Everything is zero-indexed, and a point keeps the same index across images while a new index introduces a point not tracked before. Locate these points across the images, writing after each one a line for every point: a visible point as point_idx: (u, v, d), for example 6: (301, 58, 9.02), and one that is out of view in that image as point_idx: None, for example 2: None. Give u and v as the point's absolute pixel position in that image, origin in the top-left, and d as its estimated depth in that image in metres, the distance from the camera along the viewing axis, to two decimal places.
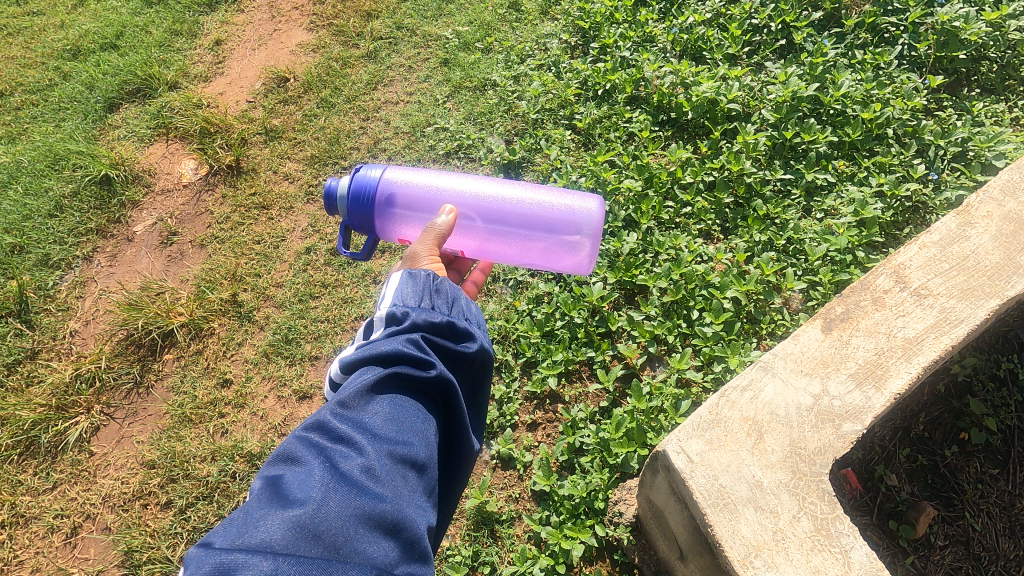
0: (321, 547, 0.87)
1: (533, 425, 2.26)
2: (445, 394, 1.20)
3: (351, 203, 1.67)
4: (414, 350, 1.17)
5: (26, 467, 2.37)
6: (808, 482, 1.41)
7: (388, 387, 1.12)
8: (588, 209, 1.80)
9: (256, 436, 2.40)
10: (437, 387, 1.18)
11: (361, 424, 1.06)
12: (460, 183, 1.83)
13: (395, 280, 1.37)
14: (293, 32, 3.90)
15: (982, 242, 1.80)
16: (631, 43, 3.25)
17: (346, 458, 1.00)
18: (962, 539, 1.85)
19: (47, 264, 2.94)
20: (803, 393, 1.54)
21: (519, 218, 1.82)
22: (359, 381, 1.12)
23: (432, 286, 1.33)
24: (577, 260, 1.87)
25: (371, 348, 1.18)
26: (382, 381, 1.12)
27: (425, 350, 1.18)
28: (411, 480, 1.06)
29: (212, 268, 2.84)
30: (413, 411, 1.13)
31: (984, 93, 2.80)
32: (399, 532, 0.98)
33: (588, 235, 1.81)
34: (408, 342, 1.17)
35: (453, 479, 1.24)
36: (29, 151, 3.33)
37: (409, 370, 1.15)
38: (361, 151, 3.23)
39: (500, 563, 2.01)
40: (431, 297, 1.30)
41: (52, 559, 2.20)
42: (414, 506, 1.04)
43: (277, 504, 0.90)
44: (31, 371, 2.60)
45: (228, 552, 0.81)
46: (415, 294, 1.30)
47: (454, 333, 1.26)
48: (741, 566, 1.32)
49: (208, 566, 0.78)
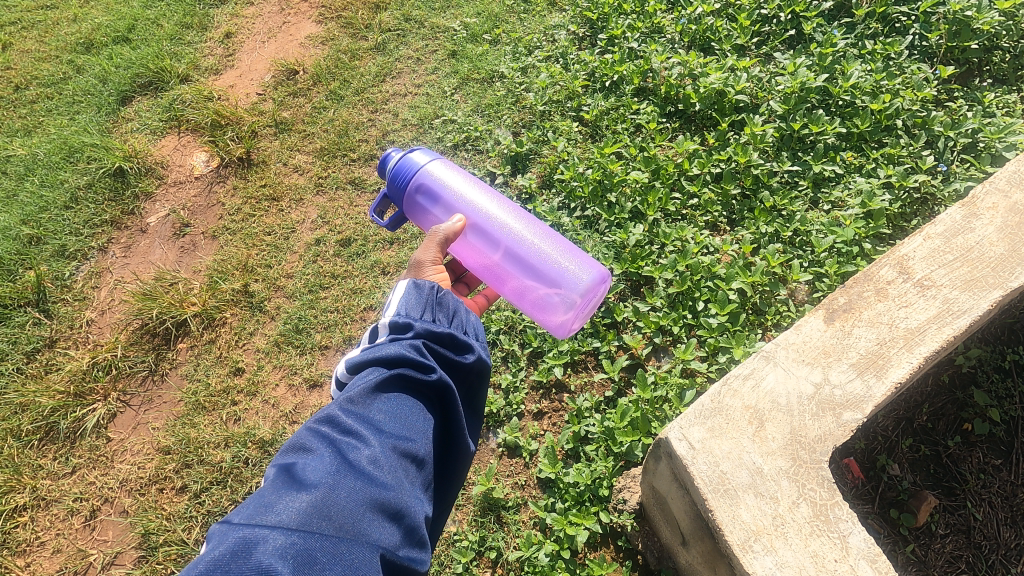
0: (333, 528, 0.92)
1: (539, 414, 2.29)
2: (444, 398, 1.24)
3: (391, 175, 1.76)
4: (416, 353, 1.20)
5: (46, 452, 2.43)
6: (809, 469, 1.43)
7: (392, 386, 1.16)
8: (583, 278, 1.72)
9: (268, 424, 2.45)
10: (436, 390, 1.22)
11: (366, 419, 1.10)
12: (490, 203, 1.84)
13: (401, 288, 1.40)
14: (302, 24, 3.92)
15: (986, 233, 1.80)
16: (640, 34, 3.26)
17: (353, 449, 1.04)
18: (963, 528, 1.86)
19: (63, 255, 3.00)
20: (804, 381, 1.56)
21: (517, 256, 1.79)
22: (365, 380, 1.15)
23: (435, 297, 1.37)
24: (554, 318, 1.79)
25: (376, 350, 1.21)
26: (386, 380, 1.15)
27: (427, 354, 1.22)
28: (412, 473, 1.10)
29: (224, 259, 2.89)
30: (414, 410, 1.16)
31: (996, 84, 2.77)
32: (402, 519, 1.02)
33: (571, 302, 1.73)
34: (411, 346, 1.21)
35: (451, 477, 1.26)
36: (44, 143, 3.39)
37: (412, 372, 1.18)
38: (370, 143, 3.26)
39: (506, 548, 2.05)
40: (433, 308, 1.34)
41: (72, 540, 2.26)
42: (415, 497, 1.08)
43: (291, 487, 0.95)
44: (50, 359, 2.66)
45: (249, 528, 0.87)
46: (419, 303, 1.33)
47: (455, 343, 1.30)
48: (741, 550, 1.35)
49: (231, 542, 0.84)
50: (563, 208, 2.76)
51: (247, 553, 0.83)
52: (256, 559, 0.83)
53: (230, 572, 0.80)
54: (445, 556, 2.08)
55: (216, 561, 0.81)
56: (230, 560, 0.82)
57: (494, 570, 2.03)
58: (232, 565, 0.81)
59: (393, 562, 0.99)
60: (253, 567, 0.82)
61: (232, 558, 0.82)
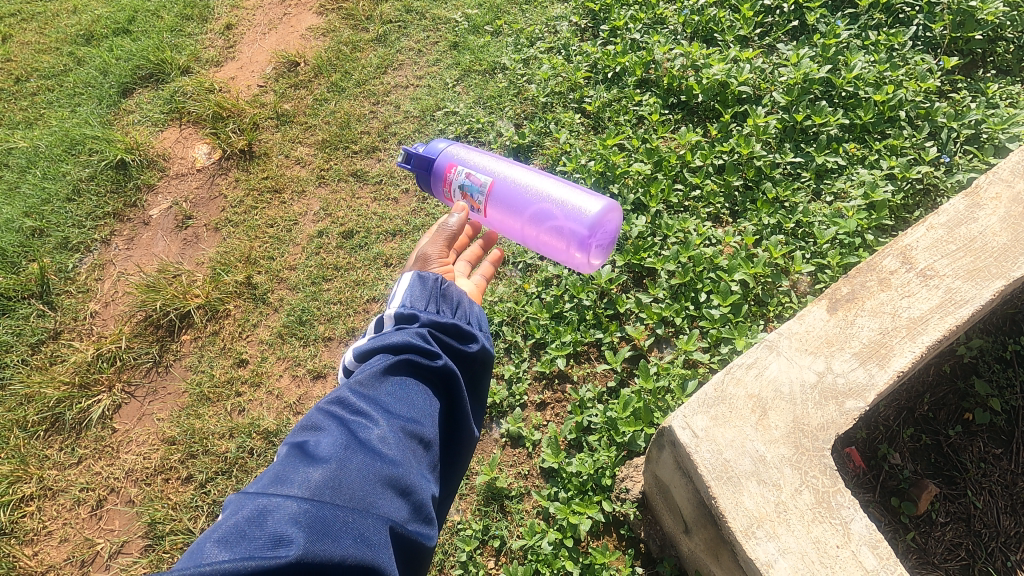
0: (344, 500, 0.93)
1: (542, 404, 2.31)
2: (450, 384, 1.24)
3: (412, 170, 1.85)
4: (422, 340, 1.22)
5: (51, 443, 2.44)
6: (811, 457, 1.45)
7: (399, 371, 1.17)
8: (590, 215, 1.76)
9: (272, 415, 2.45)
10: (442, 377, 1.23)
11: (374, 401, 1.11)
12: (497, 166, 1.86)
13: (405, 279, 1.40)
14: (303, 16, 3.91)
15: (989, 223, 1.80)
16: (643, 25, 3.24)
17: (363, 428, 1.05)
18: (963, 517, 1.88)
19: (66, 247, 3.00)
20: (807, 370, 1.57)
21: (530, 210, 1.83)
22: (374, 363, 1.17)
23: (440, 289, 1.38)
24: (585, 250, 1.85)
25: (383, 337, 1.23)
26: (393, 365, 1.16)
27: (433, 342, 1.24)
28: (420, 453, 1.11)
29: (226, 251, 2.90)
30: (422, 393, 1.17)
31: (1000, 75, 2.76)
32: (410, 495, 1.03)
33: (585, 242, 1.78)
34: (417, 334, 1.22)
35: (456, 463, 1.26)
36: (46, 136, 3.38)
37: (418, 358, 1.19)
38: (371, 135, 3.25)
39: (509, 537, 2.06)
40: (438, 300, 1.35)
41: (78, 529, 2.27)
42: (422, 477, 1.09)
43: (303, 461, 0.97)
44: (55, 351, 2.67)
45: (263, 498, 0.89)
46: (424, 295, 1.34)
47: (459, 333, 1.31)
48: (744, 536, 1.37)
49: (246, 511, 0.86)
50: None
51: (262, 522, 0.85)
52: (271, 527, 0.85)
53: (247, 539, 0.82)
54: (448, 545, 2.09)
55: (233, 529, 0.83)
56: (246, 526, 0.84)
57: (498, 558, 2.04)
58: (247, 532, 0.83)
59: (402, 537, 1.00)
60: (268, 535, 0.84)
61: (247, 527, 0.84)
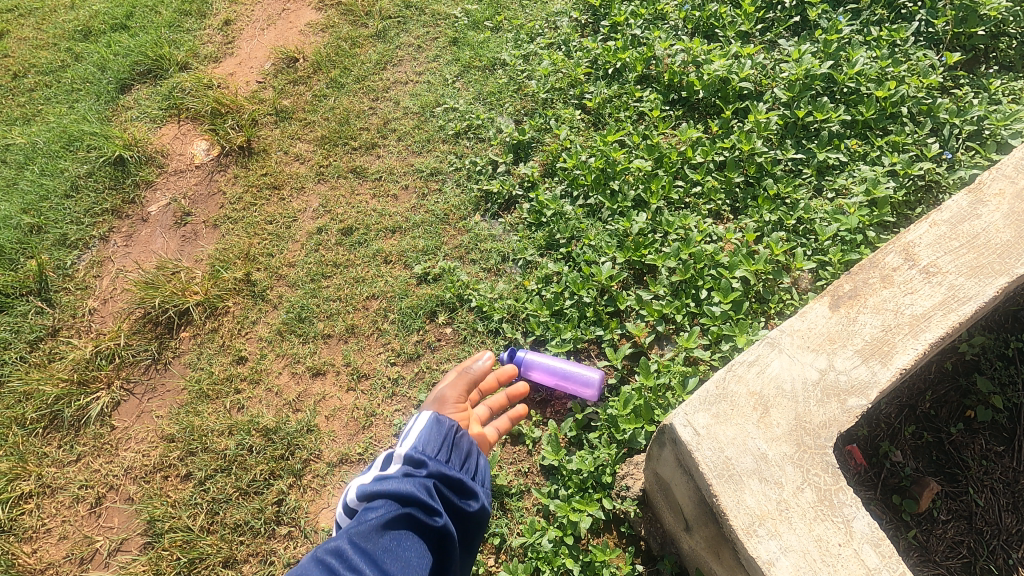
0: None
1: (542, 402, 2.30)
2: (445, 544, 1.36)
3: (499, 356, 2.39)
4: (424, 496, 1.34)
5: (50, 440, 2.44)
6: (813, 454, 1.44)
7: (399, 525, 1.29)
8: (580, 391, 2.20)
9: (271, 412, 2.45)
10: (438, 536, 1.35)
11: (371, 555, 1.21)
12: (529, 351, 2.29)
13: (421, 419, 1.60)
14: (302, 11, 3.89)
15: (992, 220, 1.79)
16: (643, 20, 3.23)
17: None
18: (965, 515, 1.87)
19: (64, 244, 2.99)
20: (809, 367, 1.56)
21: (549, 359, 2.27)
22: (374, 517, 1.28)
23: (450, 437, 1.56)
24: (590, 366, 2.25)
25: (387, 485, 1.36)
26: (393, 520, 1.28)
27: (435, 496, 1.36)
28: None
29: (225, 248, 2.88)
30: (417, 551, 1.27)
31: (1002, 71, 2.75)
32: None
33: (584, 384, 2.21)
34: (420, 489, 1.35)
35: None
36: (44, 132, 3.37)
37: (419, 514, 1.31)
38: (370, 131, 3.24)
39: (510, 535, 2.06)
40: (448, 449, 1.53)
41: (78, 527, 2.26)
42: None
43: None
44: (54, 347, 2.66)
45: None
46: (436, 441, 1.52)
47: (460, 487, 1.47)
48: (745, 534, 1.36)
49: None
50: (566, 196, 2.75)
51: None
52: None
53: None
54: None
55: None
56: None
57: (498, 556, 2.04)
58: None
59: None
60: None
61: None
